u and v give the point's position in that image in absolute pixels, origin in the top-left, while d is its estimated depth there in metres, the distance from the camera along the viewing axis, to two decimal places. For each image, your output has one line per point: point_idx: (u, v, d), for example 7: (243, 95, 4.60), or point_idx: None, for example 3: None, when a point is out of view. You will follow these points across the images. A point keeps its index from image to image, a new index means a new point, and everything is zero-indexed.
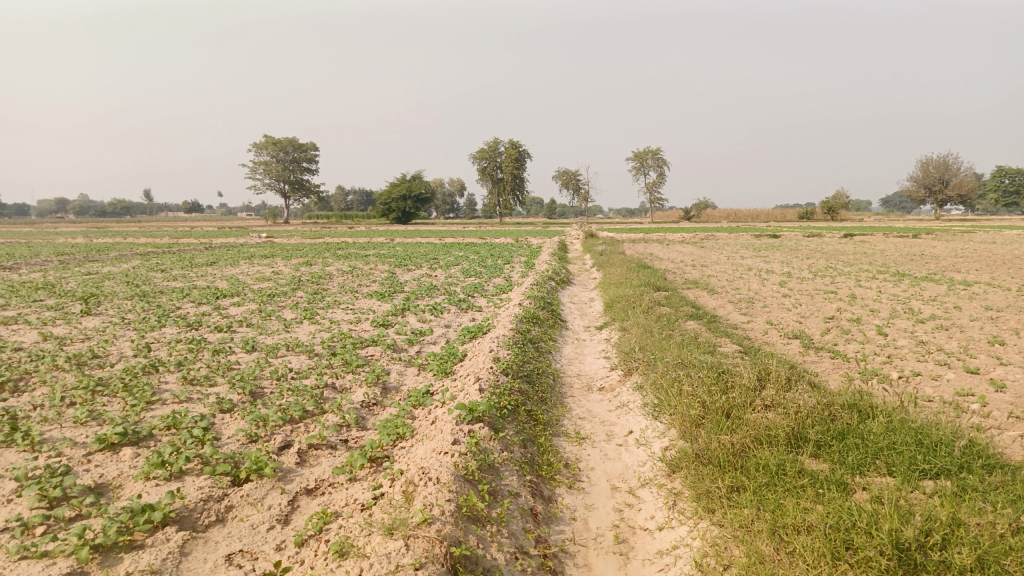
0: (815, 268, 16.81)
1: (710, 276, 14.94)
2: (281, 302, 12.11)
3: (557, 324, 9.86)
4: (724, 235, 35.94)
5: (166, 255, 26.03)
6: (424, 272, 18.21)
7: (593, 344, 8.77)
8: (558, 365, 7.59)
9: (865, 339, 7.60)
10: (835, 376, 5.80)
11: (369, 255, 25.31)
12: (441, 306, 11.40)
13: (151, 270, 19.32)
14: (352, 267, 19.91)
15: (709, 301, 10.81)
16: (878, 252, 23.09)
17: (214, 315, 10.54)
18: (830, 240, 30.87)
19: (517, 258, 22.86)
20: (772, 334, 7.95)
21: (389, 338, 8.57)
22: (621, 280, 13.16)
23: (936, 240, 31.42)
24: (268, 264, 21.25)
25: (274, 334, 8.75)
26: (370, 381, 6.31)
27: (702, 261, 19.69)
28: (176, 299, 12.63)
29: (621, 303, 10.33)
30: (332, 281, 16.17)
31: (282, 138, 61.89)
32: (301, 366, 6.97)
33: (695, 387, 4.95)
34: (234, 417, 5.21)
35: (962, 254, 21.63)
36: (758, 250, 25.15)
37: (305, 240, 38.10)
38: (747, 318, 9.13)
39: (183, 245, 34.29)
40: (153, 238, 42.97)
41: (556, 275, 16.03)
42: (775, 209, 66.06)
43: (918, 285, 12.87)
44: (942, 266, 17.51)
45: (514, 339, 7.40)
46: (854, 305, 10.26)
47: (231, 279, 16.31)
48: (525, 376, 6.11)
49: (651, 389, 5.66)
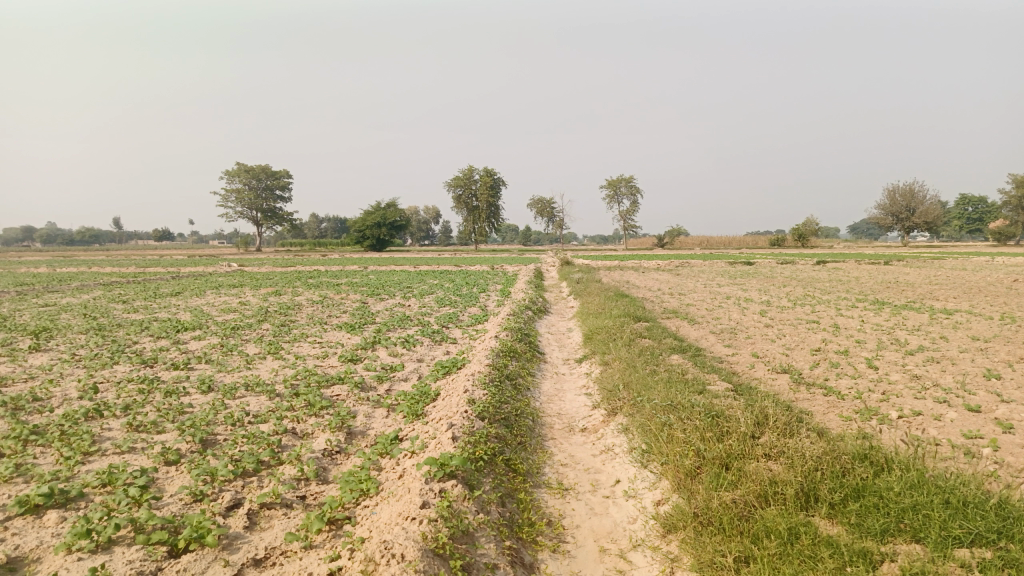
0: (793, 296, 16.63)
1: (689, 305, 14.66)
2: (246, 335, 11.54)
3: (534, 358, 9.42)
4: (700, 262, 35.91)
5: (130, 285, 25.23)
6: (397, 302, 17.70)
7: (573, 379, 8.35)
8: (537, 403, 7.15)
9: (857, 373, 7.26)
10: (834, 419, 5.43)
11: (340, 284, 24.70)
12: (413, 338, 10.91)
13: (112, 301, 18.60)
14: (322, 296, 19.37)
15: (691, 332, 10.47)
16: (853, 279, 23.02)
17: (172, 351, 9.95)
18: (803, 267, 30.92)
19: (493, 287, 22.43)
20: (761, 368, 7.59)
21: (357, 375, 8.08)
22: (600, 310, 12.79)
23: (906, 267, 31.79)
24: (236, 294, 20.57)
25: (234, 372, 8.22)
26: (334, 426, 5.82)
27: (680, 289, 19.45)
28: (134, 333, 11.99)
29: (601, 335, 9.94)
30: (301, 311, 15.62)
31: (254, 166, 61.34)
32: (260, 409, 6.46)
33: (687, 433, 4.55)
34: (180, 472, 4.69)
35: (937, 282, 21.61)
36: (735, 277, 25.01)
37: (276, 267, 37.52)
38: (732, 351, 8.77)
39: (150, 274, 33.47)
40: (119, 266, 41.99)
41: (533, 304, 15.67)
42: (747, 237, 66.67)
43: (899, 314, 12.67)
44: (920, 294, 17.44)
45: (489, 376, 6.96)
46: (840, 336, 9.96)
47: (194, 310, 15.67)
48: (503, 418, 5.67)
49: (639, 433, 5.25)
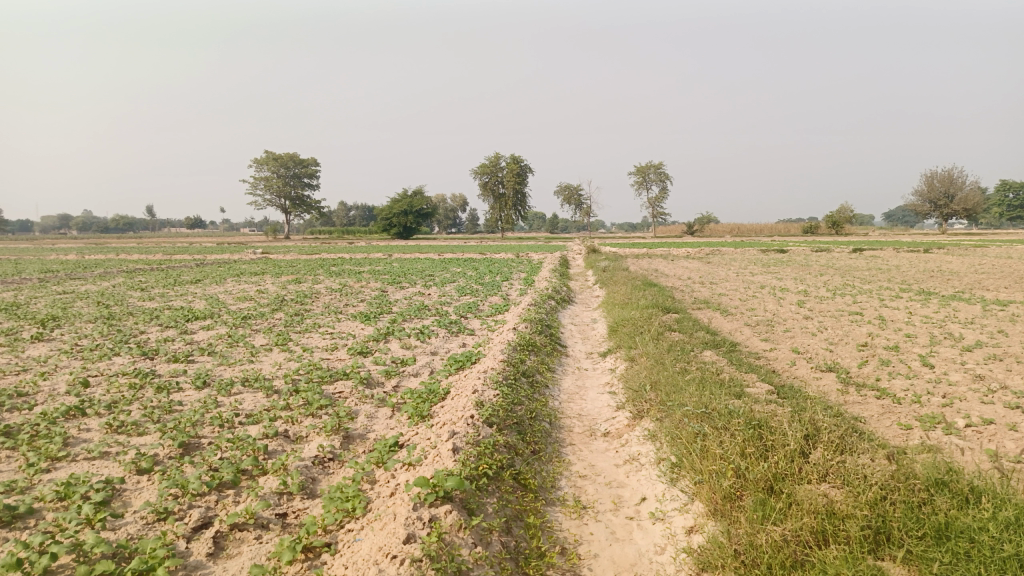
0: (831, 286, 15.79)
1: (721, 295, 13.95)
2: (255, 325, 11.08)
3: (555, 352, 8.82)
4: (731, 250, 34.96)
5: (151, 272, 25.01)
6: (417, 290, 17.19)
7: (596, 376, 7.73)
8: (556, 403, 6.55)
9: (912, 372, 6.55)
10: (893, 429, 4.75)
11: (362, 272, 24.29)
12: (428, 329, 10.36)
13: (131, 289, 18.31)
14: (342, 284, 18.94)
15: (725, 324, 9.78)
16: (893, 268, 22.02)
17: (177, 341, 9.53)
18: (839, 256, 29.82)
19: (517, 275, 21.84)
20: (803, 367, 6.89)
21: (364, 370, 7.54)
22: (626, 301, 12.13)
23: (945, 254, 30.65)
24: (256, 282, 20.22)
25: (236, 365, 7.74)
26: (330, 429, 5.29)
27: (710, 278, 18.69)
28: (143, 322, 11.60)
29: (627, 327, 9.30)
30: (317, 300, 15.15)
31: (283, 154, 61.53)
32: (254, 408, 5.95)
33: (725, 446, 3.94)
34: (150, 484, 4.19)
35: (983, 271, 20.51)
36: (768, 265, 24.12)
37: (300, 255, 37.33)
38: (769, 346, 8.07)
39: (174, 261, 33.47)
40: (147, 254, 42.12)
41: (557, 294, 15.05)
42: (779, 225, 65.26)
43: (949, 305, 11.81)
44: (966, 283, 16.49)
45: (503, 373, 6.37)
46: (886, 330, 9.20)
47: (209, 298, 15.31)
48: (515, 423, 5.08)
49: (669, 442, 4.64)
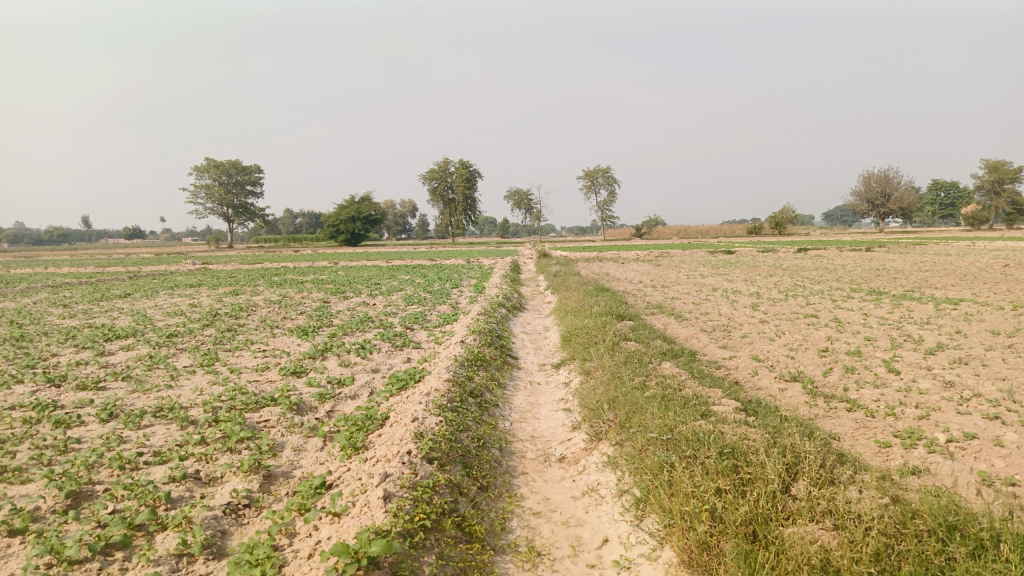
0: (782, 287, 15.66)
1: (675, 299, 13.64)
2: (182, 343, 10.25)
3: (505, 365, 8.27)
4: (679, 252, 35.01)
5: (78, 287, 23.51)
6: (361, 301, 16.45)
7: (550, 391, 7.22)
8: (507, 425, 5.99)
9: (879, 380, 6.22)
10: (873, 450, 4.34)
11: (305, 282, 23.34)
12: (369, 343, 9.70)
13: (52, 305, 17.07)
14: (283, 296, 18.07)
15: (681, 331, 9.40)
16: (839, 268, 22.11)
17: (90, 364, 8.67)
18: (785, 256, 29.99)
19: (465, 282, 21.22)
20: (767, 377, 6.49)
21: (295, 393, 6.87)
22: (579, 308, 11.68)
23: (885, 253, 31.32)
24: (191, 295, 19.14)
25: (151, 392, 6.97)
26: (247, 468, 4.63)
27: (662, 281, 18.43)
28: (57, 342, 10.63)
29: (581, 337, 8.84)
30: (254, 313, 14.30)
31: (224, 161, 59.73)
32: (164, 444, 5.24)
33: (698, 481, 3.47)
34: (21, 549, 3.49)
35: (926, 268, 20.74)
36: (718, 267, 24.09)
37: (242, 265, 35.91)
38: (729, 355, 7.66)
39: (106, 273, 31.76)
40: (78, 266, 40.05)
41: (507, 301, 14.54)
42: (725, 227, 66.19)
43: (901, 305, 11.69)
44: (913, 281, 16.59)
45: (447, 394, 5.79)
46: (845, 333, 8.93)
47: (136, 315, 14.32)
48: (460, 456, 4.51)
49: (632, 471, 4.14)
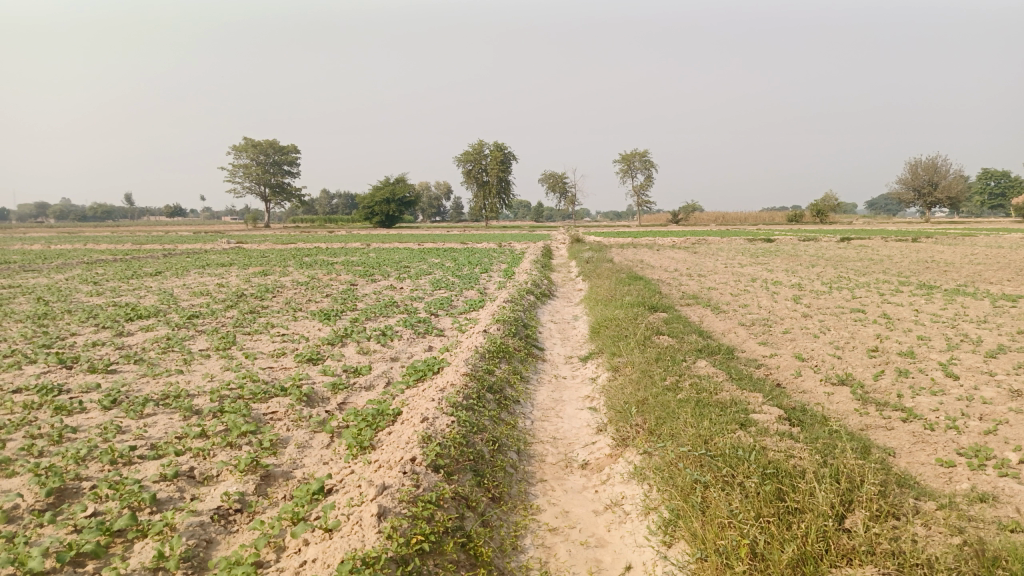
0: (825, 279, 14.95)
1: (711, 290, 13.07)
2: (202, 325, 10.03)
3: (530, 357, 7.87)
4: (717, 239, 34.11)
5: (112, 264, 23.64)
6: (388, 284, 16.13)
7: (575, 387, 6.80)
8: (527, 424, 5.58)
9: (937, 386, 5.67)
10: (936, 472, 3.83)
11: (335, 264, 23.15)
12: (391, 330, 9.36)
13: (83, 282, 17.10)
14: (311, 277, 17.87)
15: (718, 325, 8.89)
16: (884, 259, 21.20)
17: (106, 346, 8.47)
18: (826, 245, 29.00)
19: (496, 266, 20.84)
20: (811, 380, 5.97)
21: (307, 382, 6.56)
22: (610, 297, 11.20)
23: (932, 244, 30.08)
24: (221, 275, 19.05)
25: (161, 377, 6.72)
26: (244, 467, 4.31)
27: (698, 270, 17.81)
28: (79, 321, 10.50)
29: (610, 329, 8.39)
30: (279, 295, 14.09)
31: (262, 141, 60.08)
32: (163, 437, 4.96)
33: (736, 509, 3.04)
34: None
35: (978, 262, 19.74)
36: (756, 255, 23.32)
37: (274, 245, 35.92)
38: (769, 353, 7.15)
39: (142, 251, 32.05)
40: (117, 243, 40.54)
41: (537, 288, 14.10)
42: (764, 214, 64.70)
43: (955, 302, 10.96)
44: (965, 275, 15.71)
45: (464, 390, 5.40)
46: (896, 331, 8.33)
47: (163, 293, 14.22)
48: (471, 462, 4.11)
49: (660, 486, 3.71)
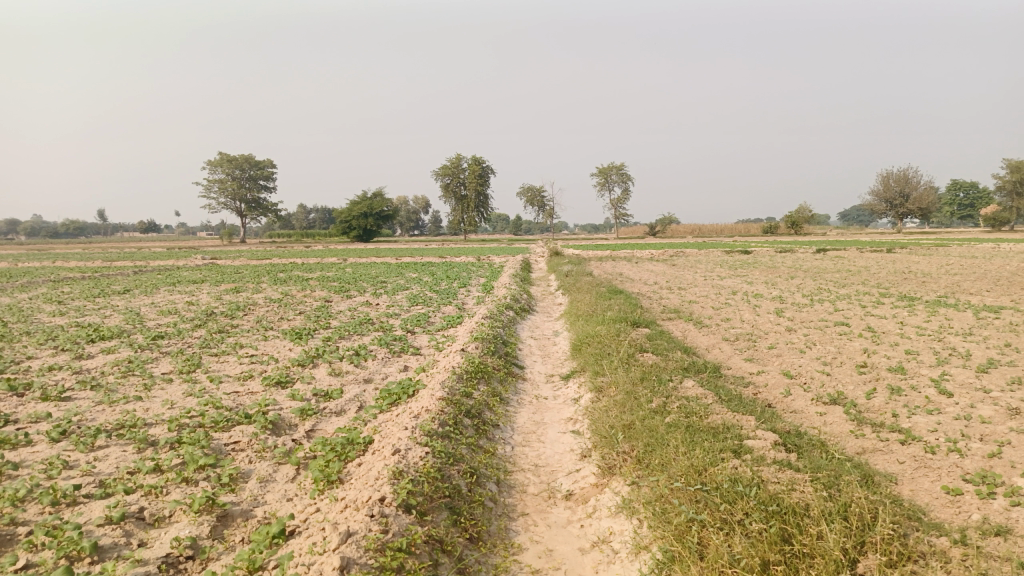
0: (806, 291, 14.83)
1: (693, 303, 12.88)
2: (166, 346, 9.60)
3: (510, 377, 7.57)
4: (696, 251, 34.09)
5: (80, 282, 22.98)
6: (363, 300, 15.75)
7: (557, 409, 6.51)
8: (507, 451, 5.27)
9: (932, 405, 5.45)
10: (944, 502, 3.59)
11: (310, 279, 22.69)
12: (365, 349, 9.01)
13: (47, 302, 16.51)
14: (284, 294, 17.44)
15: (702, 341, 8.66)
16: (862, 270, 21.19)
17: (62, 371, 8.03)
18: (804, 256, 29.07)
19: (474, 281, 20.52)
20: (802, 400, 5.74)
21: (274, 408, 6.20)
22: (591, 312, 10.94)
23: (906, 254, 30.29)
24: (192, 292, 18.53)
25: (118, 404, 6.32)
26: (200, 506, 3.96)
27: (678, 283, 17.64)
28: (37, 343, 10.01)
29: (592, 346, 8.13)
30: (251, 313, 13.65)
31: (237, 155, 59.37)
32: (113, 472, 4.58)
33: (738, 554, 2.79)
34: None
35: (955, 272, 19.78)
36: (736, 267, 23.27)
37: (249, 261, 35.30)
38: (756, 370, 6.91)
39: (111, 268, 31.30)
40: (86, 260, 39.61)
41: (516, 303, 13.82)
42: (740, 225, 65.13)
43: (940, 313, 10.84)
44: (945, 286, 15.68)
45: (439, 416, 5.09)
46: (883, 345, 8.15)
47: (128, 313, 13.72)
48: (446, 499, 3.80)
49: (651, 522, 3.43)
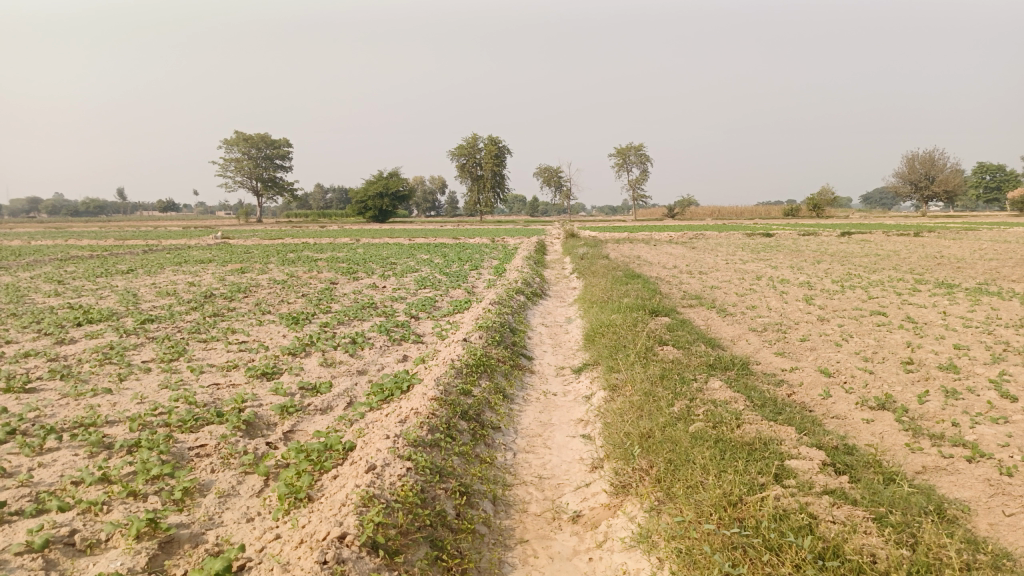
0: (835, 276, 14.04)
1: (715, 289, 12.13)
2: (154, 332, 9.03)
3: (516, 370, 6.94)
4: (714, 234, 33.15)
5: (86, 261, 22.49)
6: (370, 283, 15.15)
7: (566, 408, 5.86)
8: (508, 460, 4.63)
9: (997, 412, 4.75)
10: None
11: (319, 261, 22.15)
12: (363, 337, 8.39)
13: (46, 281, 16.03)
14: (289, 275, 16.87)
15: (727, 331, 7.95)
16: (891, 255, 20.25)
17: (37, 358, 7.46)
18: (827, 240, 28.08)
19: (486, 263, 19.87)
20: (844, 403, 5.06)
21: (252, 404, 5.59)
22: (607, 299, 10.25)
23: (933, 238, 29.21)
24: (196, 273, 18.00)
25: (82, 399, 5.74)
26: (140, 530, 3.36)
27: (699, 266, 16.89)
28: (21, 327, 9.47)
29: (606, 337, 7.46)
30: (251, 295, 13.08)
31: (253, 135, 58.88)
32: (54, 484, 4.00)
33: None
34: None
35: (989, 258, 18.86)
36: (757, 251, 22.45)
37: (260, 241, 34.78)
38: (789, 366, 6.21)
39: (121, 247, 30.85)
40: (99, 238, 39.21)
41: (528, 287, 13.15)
42: (760, 207, 63.92)
43: (984, 302, 10.04)
44: (981, 272, 14.82)
45: (430, 420, 4.45)
46: (928, 338, 7.41)
47: (125, 294, 13.21)
48: (426, 530, 3.18)
49: (673, 567, 2.79)
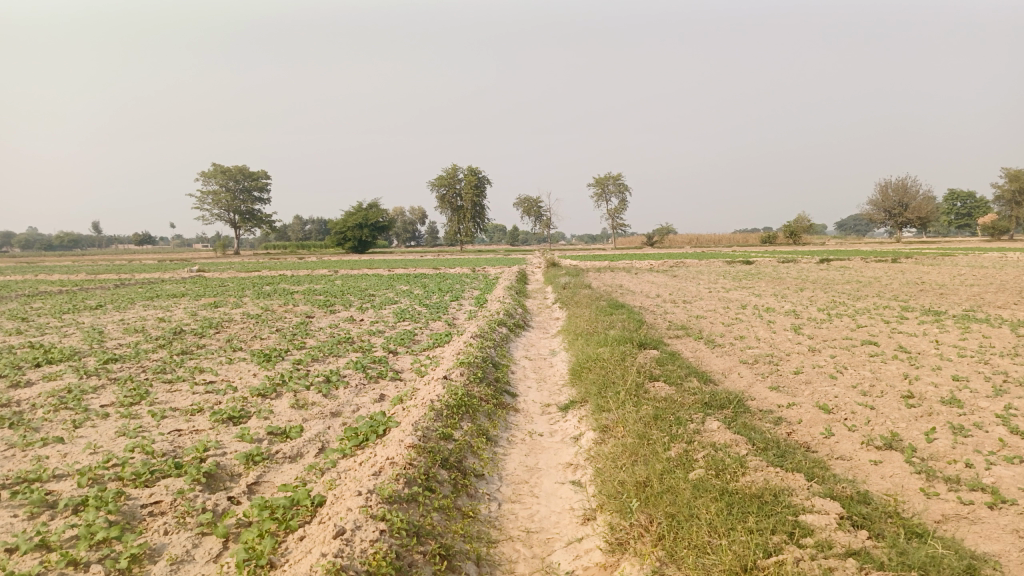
0: (819, 304, 13.87)
1: (700, 319, 11.89)
2: (116, 372, 8.55)
3: (499, 409, 6.58)
4: (694, 262, 33.18)
5: (54, 297, 21.79)
6: (347, 316, 14.73)
7: (553, 450, 5.50)
8: (492, 512, 4.26)
9: (1010, 450, 4.47)
10: None
11: (295, 293, 21.70)
12: (338, 375, 7.99)
13: (10, 318, 15.42)
14: (264, 309, 16.40)
15: (717, 365, 7.66)
16: (872, 281, 20.24)
17: None
18: (807, 267, 28.14)
19: (467, 293, 19.54)
20: (848, 442, 4.76)
21: (216, 452, 5.18)
22: (591, 330, 9.95)
23: (909, 264, 29.42)
24: (167, 308, 17.45)
25: (30, 450, 5.29)
26: None
27: (682, 295, 16.68)
28: None
29: (593, 372, 7.14)
30: (224, 331, 12.61)
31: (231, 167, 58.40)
32: None
33: None
34: None
35: (970, 283, 18.86)
36: (739, 279, 22.35)
37: (236, 274, 34.18)
38: (786, 402, 5.91)
39: (93, 282, 30.08)
40: (71, 272, 38.35)
41: (510, 319, 12.83)
42: (738, 235, 64.39)
43: (973, 330, 9.87)
44: (964, 298, 14.75)
45: (407, 472, 4.09)
46: (925, 369, 7.17)
47: (91, 331, 12.67)
48: None
49: None
